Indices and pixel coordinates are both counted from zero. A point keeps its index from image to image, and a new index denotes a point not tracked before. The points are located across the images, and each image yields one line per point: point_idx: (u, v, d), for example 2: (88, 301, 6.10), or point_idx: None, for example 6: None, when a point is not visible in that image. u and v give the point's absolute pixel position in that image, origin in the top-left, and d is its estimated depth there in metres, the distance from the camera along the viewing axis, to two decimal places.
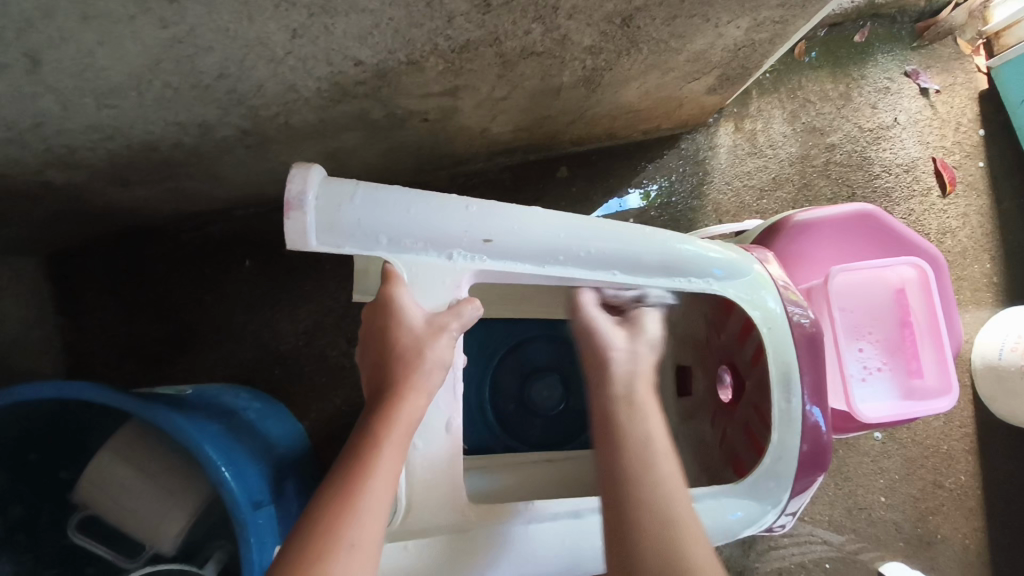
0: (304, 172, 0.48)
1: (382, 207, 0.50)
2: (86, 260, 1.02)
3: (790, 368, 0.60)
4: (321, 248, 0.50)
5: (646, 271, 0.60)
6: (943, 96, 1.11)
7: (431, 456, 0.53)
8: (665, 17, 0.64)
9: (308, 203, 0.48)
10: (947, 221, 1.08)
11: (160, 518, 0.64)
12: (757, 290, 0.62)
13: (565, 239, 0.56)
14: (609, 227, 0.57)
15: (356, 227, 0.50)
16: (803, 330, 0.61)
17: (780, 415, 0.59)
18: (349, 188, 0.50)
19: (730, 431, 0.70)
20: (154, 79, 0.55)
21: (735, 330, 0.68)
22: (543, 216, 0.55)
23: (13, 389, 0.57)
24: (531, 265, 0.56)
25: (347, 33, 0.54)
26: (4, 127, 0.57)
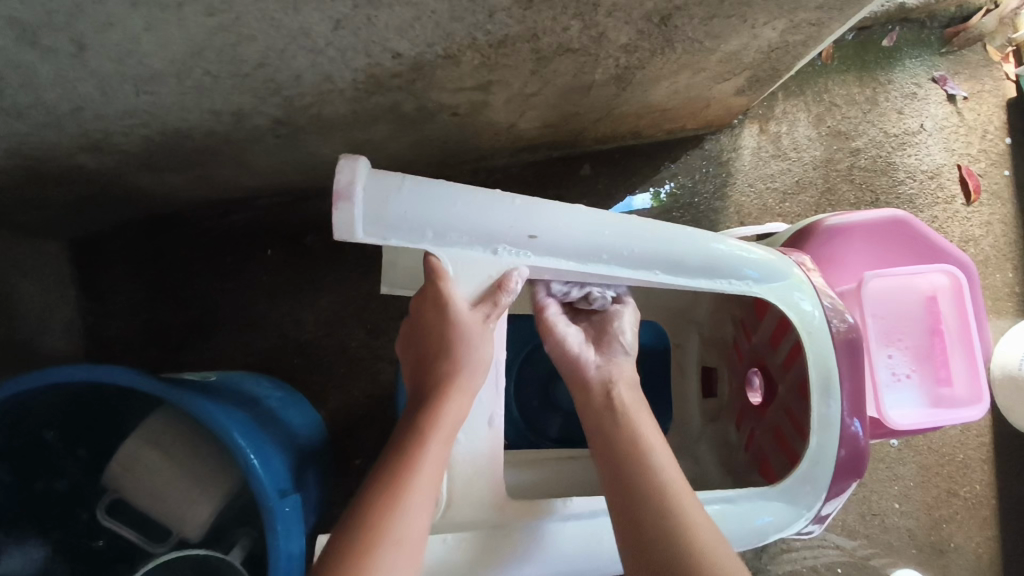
0: (353, 164, 0.46)
1: (429, 201, 0.50)
2: (110, 245, 1.02)
3: (829, 376, 0.60)
4: (367, 241, 0.49)
5: (686, 272, 0.59)
6: (970, 103, 1.11)
7: (474, 452, 0.55)
8: (703, 17, 0.64)
9: (356, 194, 0.47)
10: (970, 229, 1.08)
11: (187, 506, 0.65)
12: (794, 292, 0.62)
13: (609, 239, 0.56)
14: (651, 227, 0.57)
15: (403, 220, 0.50)
16: (842, 335, 0.61)
17: (818, 422, 0.59)
18: (396, 179, 0.49)
19: (758, 434, 0.71)
20: (194, 67, 0.55)
21: (769, 333, 0.69)
22: (589, 214, 0.55)
23: (49, 370, 0.58)
24: (574, 263, 0.56)
25: (388, 25, 0.54)
26: (43, 110, 0.58)
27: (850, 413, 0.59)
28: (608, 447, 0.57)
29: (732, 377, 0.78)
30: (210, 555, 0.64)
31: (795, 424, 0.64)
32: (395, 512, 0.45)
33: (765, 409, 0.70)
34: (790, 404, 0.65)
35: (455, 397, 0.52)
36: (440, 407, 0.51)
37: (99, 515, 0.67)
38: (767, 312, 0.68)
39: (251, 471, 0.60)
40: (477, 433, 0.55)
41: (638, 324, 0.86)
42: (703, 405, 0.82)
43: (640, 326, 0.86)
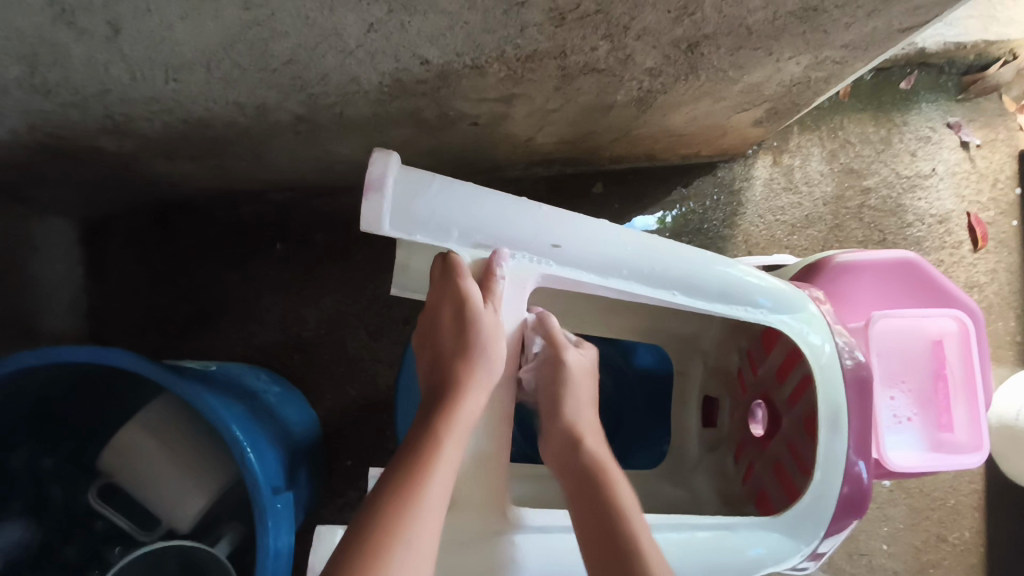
0: (385, 157, 0.49)
1: (456, 200, 0.52)
2: (120, 227, 1.02)
3: (838, 414, 0.60)
4: (393, 233, 0.51)
5: (701, 295, 0.60)
6: (983, 150, 1.12)
7: (479, 453, 0.54)
8: (730, 47, 0.65)
9: (388, 185, 0.49)
10: (976, 275, 1.08)
11: (184, 499, 0.65)
12: (806, 328, 0.62)
13: (630, 255, 0.57)
14: (671, 246, 0.58)
15: (429, 216, 0.51)
16: (854, 373, 0.61)
17: (825, 457, 0.59)
18: (428, 177, 0.51)
19: (758, 466, 0.71)
20: (224, 59, 0.55)
21: (777, 367, 0.69)
22: (610, 230, 0.57)
23: (50, 349, 0.58)
24: (594, 276, 0.57)
25: (420, 32, 0.54)
26: (71, 90, 0.58)
27: (856, 452, 0.60)
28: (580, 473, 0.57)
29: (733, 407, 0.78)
30: (201, 548, 0.64)
31: (799, 461, 0.64)
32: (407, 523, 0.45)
33: (766, 441, 0.70)
34: (795, 438, 0.65)
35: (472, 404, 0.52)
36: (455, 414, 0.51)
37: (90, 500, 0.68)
38: (778, 345, 0.69)
39: (247, 469, 0.60)
40: (484, 434, 0.54)
41: (639, 346, 0.87)
42: (702, 433, 0.82)
43: (643, 348, 0.87)
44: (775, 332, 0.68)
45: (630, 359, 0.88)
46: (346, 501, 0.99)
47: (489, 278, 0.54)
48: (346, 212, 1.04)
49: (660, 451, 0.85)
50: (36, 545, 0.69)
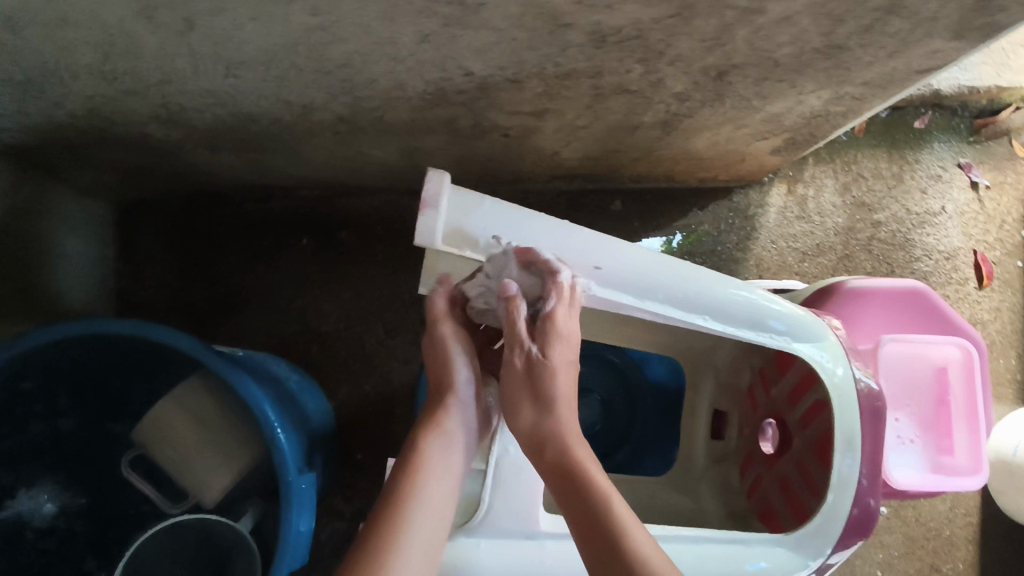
0: (440, 177, 0.57)
1: (501, 221, 0.59)
2: (151, 213, 1.06)
3: (852, 437, 0.62)
4: (445, 247, 0.58)
5: (728, 319, 0.64)
6: (991, 192, 1.15)
7: (516, 460, 0.62)
8: (756, 78, 0.68)
9: (441, 204, 0.57)
10: (980, 312, 1.11)
11: (207, 472, 0.71)
12: (822, 352, 0.65)
13: (665, 280, 0.62)
14: (700, 274, 0.63)
15: (477, 234, 0.59)
16: (868, 398, 0.64)
17: (837, 482, 0.62)
18: (478, 198, 0.59)
19: (766, 482, 0.74)
20: (284, 59, 0.59)
21: (789, 388, 0.72)
22: (645, 256, 0.62)
23: (94, 321, 0.63)
24: (632, 298, 0.62)
25: (469, 45, 0.57)
26: (135, 78, 0.61)
27: (867, 475, 0.62)
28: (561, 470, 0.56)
29: (743, 422, 0.81)
30: (209, 519, 0.70)
31: (808, 481, 0.67)
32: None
33: (776, 459, 0.73)
34: (805, 459, 0.68)
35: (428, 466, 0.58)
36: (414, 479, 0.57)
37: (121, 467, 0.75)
38: (791, 367, 0.72)
39: (276, 446, 0.65)
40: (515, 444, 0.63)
41: (653, 358, 0.89)
42: (707, 447, 0.84)
43: (656, 360, 0.89)
44: (789, 354, 0.71)
45: (643, 370, 0.90)
46: (354, 493, 1.01)
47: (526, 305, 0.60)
48: (372, 213, 1.08)
49: (668, 458, 0.87)
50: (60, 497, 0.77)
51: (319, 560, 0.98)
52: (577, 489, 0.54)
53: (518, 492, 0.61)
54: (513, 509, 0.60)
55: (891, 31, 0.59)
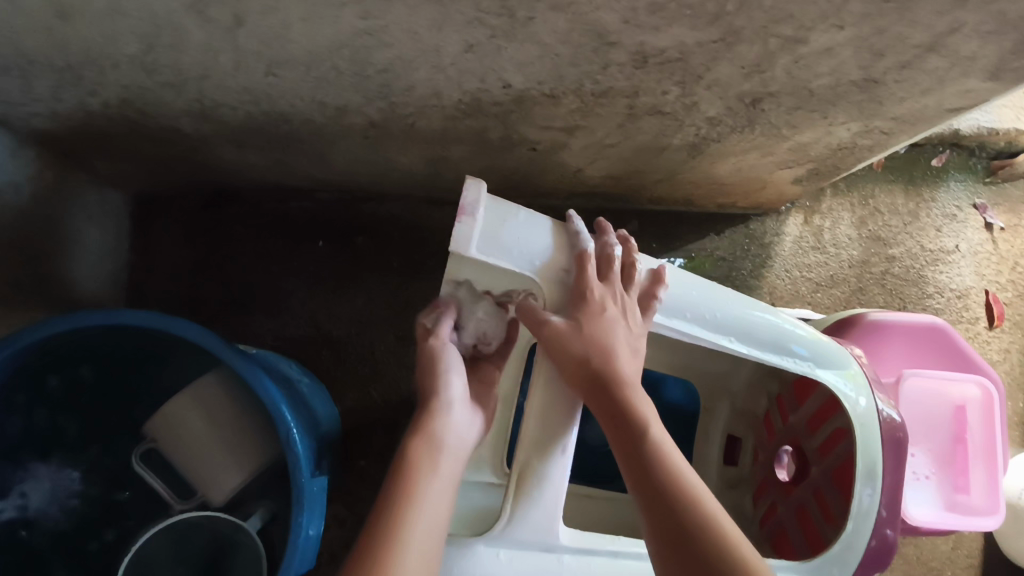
0: (477, 186, 0.57)
1: (535, 234, 0.59)
2: (168, 206, 1.06)
3: (875, 467, 0.62)
4: (478, 256, 0.57)
5: (752, 342, 0.64)
6: (1006, 234, 1.16)
7: (545, 473, 0.59)
8: (790, 106, 0.68)
9: (478, 214, 0.57)
10: (990, 353, 1.12)
11: (216, 472, 0.71)
12: (844, 381, 0.65)
13: (695, 300, 0.62)
14: (727, 295, 0.64)
15: (512, 245, 0.58)
16: (891, 429, 0.64)
17: (857, 510, 0.62)
18: (512, 210, 0.59)
19: (781, 509, 0.75)
20: (326, 60, 0.59)
21: (808, 415, 0.72)
22: (672, 274, 0.63)
23: (115, 311, 0.63)
24: (661, 316, 0.62)
25: (512, 58, 0.58)
26: (175, 71, 0.61)
27: (887, 506, 0.62)
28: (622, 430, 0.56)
29: (758, 450, 0.81)
30: (218, 517, 0.70)
31: (825, 510, 0.68)
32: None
33: (792, 487, 0.74)
34: (823, 487, 0.69)
35: (428, 466, 0.57)
36: (413, 480, 0.56)
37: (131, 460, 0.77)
38: (809, 396, 0.72)
39: (290, 446, 0.65)
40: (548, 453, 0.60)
41: (670, 379, 0.88)
42: (717, 472, 0.84)
43: (673, 382, 0.88)
44: (811, 382, 0.71)
45: (660, 392, 0.88)
46: (355, 500, 1.00)
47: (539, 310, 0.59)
48: (390, 219, 1.08)
49: None
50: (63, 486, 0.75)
51: (317, 566, 0.97)
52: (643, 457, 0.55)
53: (540, 504, 0.59)
54: (534, 521, 0.59)
55: (928, 68, 0.60)
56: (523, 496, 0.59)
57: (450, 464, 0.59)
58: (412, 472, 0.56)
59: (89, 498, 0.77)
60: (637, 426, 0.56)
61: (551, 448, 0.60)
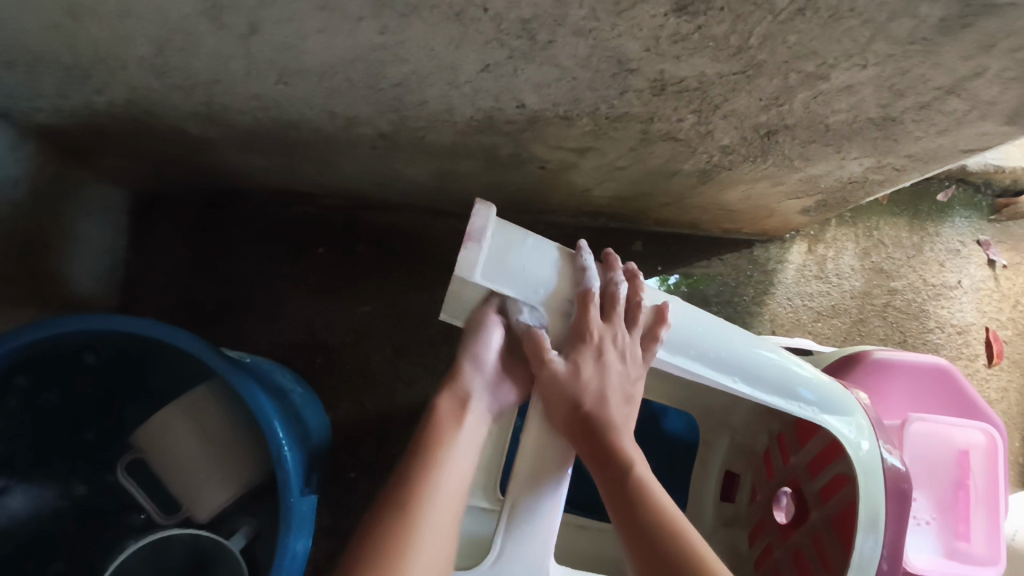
0: (487, 211, 0.55)
1: (544, 262, 0.57)
2: (169, 205, 1.04)
3: (877, 516, 0.61)
4: (482, 283, 0.55)
5: (757, 383, 0.62)
6: (1008, 271, 1.16)
7: (535, 510, 0.58)
8: (804, 139, 0.68)
9: (485, 239, 0.54)
10: (988, 391, 1.12)
11: (203, 489, 0.71)
12: (849, 426, 0.64)
13: (701, 337, 0.61)
14: (733, 333, 0.62)
15: (517, 272, 0.56)
16: (893, 476, 0.63)
17: (859, 562, 0.60)
18: (521, 234, 0.57)
19: (778, 552, 0.73)
20: (340, 72, 0.58)
21: (810, 458, 0.71)
22: (678, 309, 0.61)
23: (111, 317, 0.61)
24: (664, 352, 0.61)
25: (529, 79, 0.57)
26: (184, 75, 0.60)
27: (889, 559, 0.60)
28: (609, 473, 0.57)
29: (756, 489, 0.81)
30: (200, 535, 0.70)
31: (822, 557, 0.66)
32: (411, 542, 0.52)
33: (791, 530, 0.72)
34: (821, 533, 0.67)
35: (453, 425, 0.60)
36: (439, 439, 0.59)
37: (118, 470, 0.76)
38: (812, 438, 0.71)
39: (280, 464, 0.63)
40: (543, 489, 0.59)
41: (671, 410, 0.90)
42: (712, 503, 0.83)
43: (675, 414, 0.89)
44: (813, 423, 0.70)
45: (662, 422, 0.89)
46: (342, 513, 0.98)
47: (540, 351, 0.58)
48: (391, 228, 1.07)
49: None
50: (45, 491, 0.74)
51: None
52: (629, 496, 0.56)
53: (532, 539, 0.58)
54: (523, 559, 0.57)
55: (948, 110, 0.59)
56: (515, 531, 0.58)
57: (474, 425, 0.62)
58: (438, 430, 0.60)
59: (72, 503, 0.75)
60: (624, 467, 0.57)
61: (543, 484, 0.59)
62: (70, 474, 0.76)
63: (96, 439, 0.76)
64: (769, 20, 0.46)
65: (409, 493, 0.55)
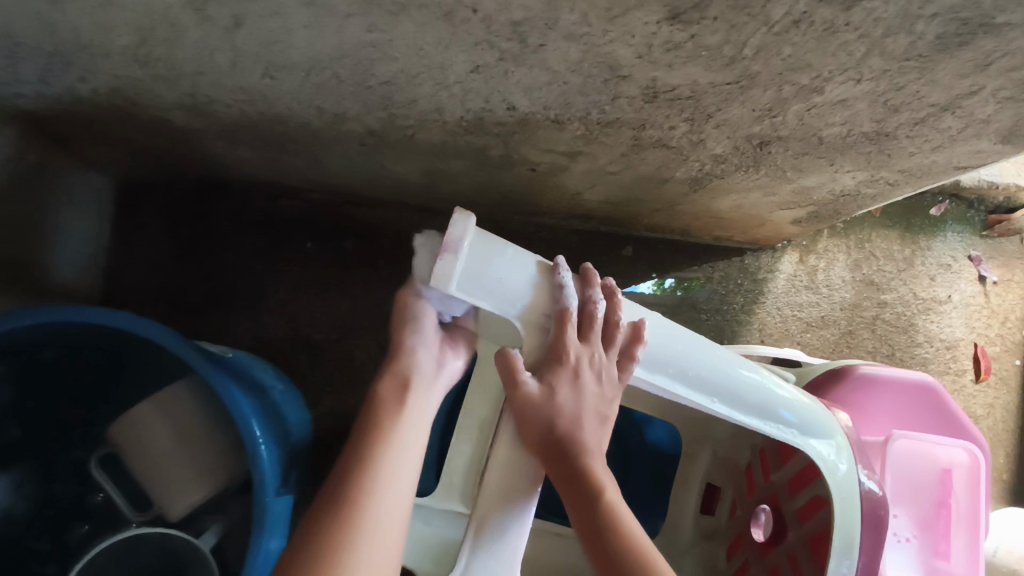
0: (464, 221, 0.54)
1: (522, 274, 0.56)
2: (155, 194, 1.03)
3: (852, 540, 0.61)
4: (458, 295, 0.54)
5: (737, 404, 0.62)
6: (998, 288, 1.16)
7: (503, 524, 0.59)
8: (797, 151, 0.67)
9: (463, 250, 0.53)
10: (974, 407, 1.12)
11: (178, 489, 0.70)
12: (829, 447, 0.64)
13: (680, 356, 0.60)
14: (713, 352, 0.62)
15: (495, 285, 0.55)
16: (870, 498, 0.62)
17: None
18: (500, 246, 0.56)
19: (756, 569, 0.73)
20: (327, 69, 0.57)
21: (790, 476, 0.70)
22: (656, 325, 0.60)
23: (86, 309, 0.60)
24: (643, 369, 0.60)
25: (520, 82, 0.56)
26: (168, 66, 0.59)
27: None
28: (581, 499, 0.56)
29: (737, 503, 0.80)
30: (171, 534, 0.69)
31: None
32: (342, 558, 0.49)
33: (768, 547, 0.72)
34: (797, 553, 0.67)
35: (395, 403, 0.58)
36: (379, 420, 0.57)
37: (91, 466, 0.74)
38: (793, 456, 0.70)
39: (255, 466, 0.62)
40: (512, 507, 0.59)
41: (655, 420, 0.90)
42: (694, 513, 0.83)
43: (658, 423, 0.90)
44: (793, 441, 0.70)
45: (645, 432, 0.90)
46: None
47: (512, 373, 0.56)
48: (380, 225, 1.06)
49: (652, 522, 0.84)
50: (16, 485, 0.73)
51: None
52: (600, 524, 0.55)
53: (498, 555, 0.59)
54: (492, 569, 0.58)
55: (942, 127, 0.59)
56: (484, 547, 0.59)
57: (417, 410, 0.59)
58: (380, 410, 0.57)
59: (46, 495, 0.75)
60: (596, 494, 0.56)
61: (513, 501, 0.59)
62: (44, 465, 0.75)
63: (75, 431, 0.76)
64: (763, 32, 0.45)
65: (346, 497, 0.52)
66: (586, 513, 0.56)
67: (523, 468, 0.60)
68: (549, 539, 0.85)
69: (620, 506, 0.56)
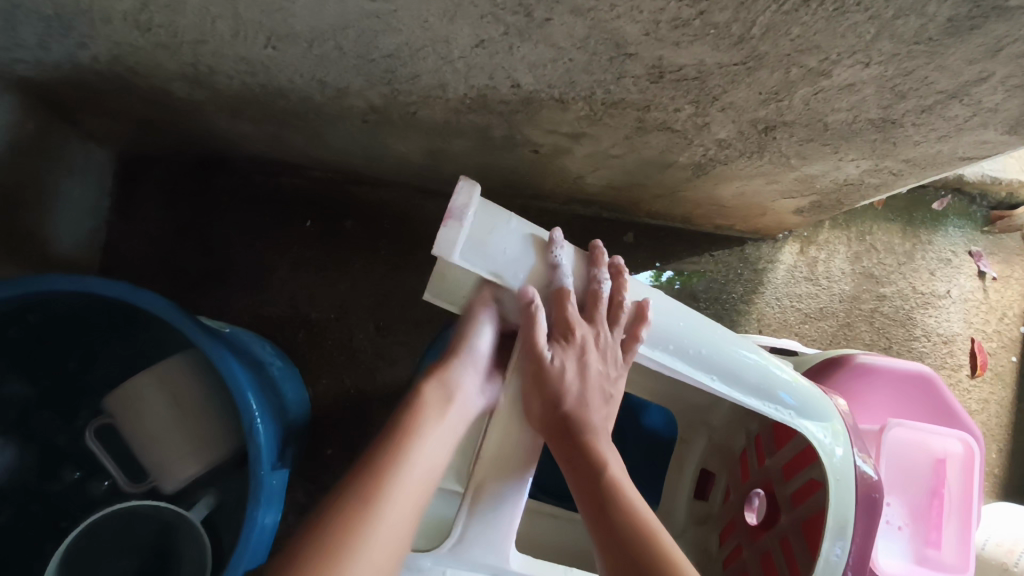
0: (469, 188, 0.53)
1: (525, 244, 0.57)
2: (155, 168, 1.02)
3: (846, 523, 0.61)
4: (461, 263, 0.54)
5: (736, 383, 0.62)
6: (997, 284, 1.16)
7: (499, 491, 0.57)
8: (802, 137, 0.67)
9: (466, 218, 0.53)
10: (969, 402, 1.12)
11: (174, 462, 0.70)
12: (825, 432, 0.64)
13: (682, 334, 0.60)
14: (716, 331, 0.62)
15: (497, 254, 0.55)
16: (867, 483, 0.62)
17: (824, 563, 0.60)
18: (504, 216, 0.56)
19: (747, 553, 0.73)
20: (330, 40, 0.56)
21: (784, 462, 0.70)
22: (659, 304, 0.61)
23: (92, 280, 0.60)
24: (644, 347, 0.61)
25: (524, 58, 0.55)
26: (170, 33, 0.58)
27: (855, 566, 0.60)
28: (587, 477, 0.57)
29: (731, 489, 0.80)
30: (164, 507, 0.70)
31: (790, 561, 0.65)
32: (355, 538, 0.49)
33: (760, 531, 0.72)
34: (789, 536, 0.67)
35: (433, 413, 0.59)
36: (409, 428, 0.57)
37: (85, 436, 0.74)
38: (788, 441, 0.70)
39: (252, 438, 0.62)
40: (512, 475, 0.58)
41: (651, 406, 0.91)
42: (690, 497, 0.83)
43: (654, 409, 0.91)
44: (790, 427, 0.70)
45: (641, 417, 0.91)
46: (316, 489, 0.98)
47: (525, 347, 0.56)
48: (380, 206, 1.05)
49: None
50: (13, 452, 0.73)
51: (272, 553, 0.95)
52: (606, 498, 0.56)
53: (496, 526, 0.57)
54: (487, 540, 0.57)
55: (949, 115, 0.58)
56: (480, 515, 0.57)
57: (453, 419, 0.60)
58: (411, 417, 0.58)
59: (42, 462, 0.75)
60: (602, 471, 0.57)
61: (510, 469, 0.58)
62: (42, 433, 0.75)
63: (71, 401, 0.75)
64: (773, 10, 0.45)
65: (366, 481, 0.53)
66: (591, 490, 0.57)
67: (519, 440, 0.59)
68: (544, 521, 0.85)
69: (624, 485, 0.57)
